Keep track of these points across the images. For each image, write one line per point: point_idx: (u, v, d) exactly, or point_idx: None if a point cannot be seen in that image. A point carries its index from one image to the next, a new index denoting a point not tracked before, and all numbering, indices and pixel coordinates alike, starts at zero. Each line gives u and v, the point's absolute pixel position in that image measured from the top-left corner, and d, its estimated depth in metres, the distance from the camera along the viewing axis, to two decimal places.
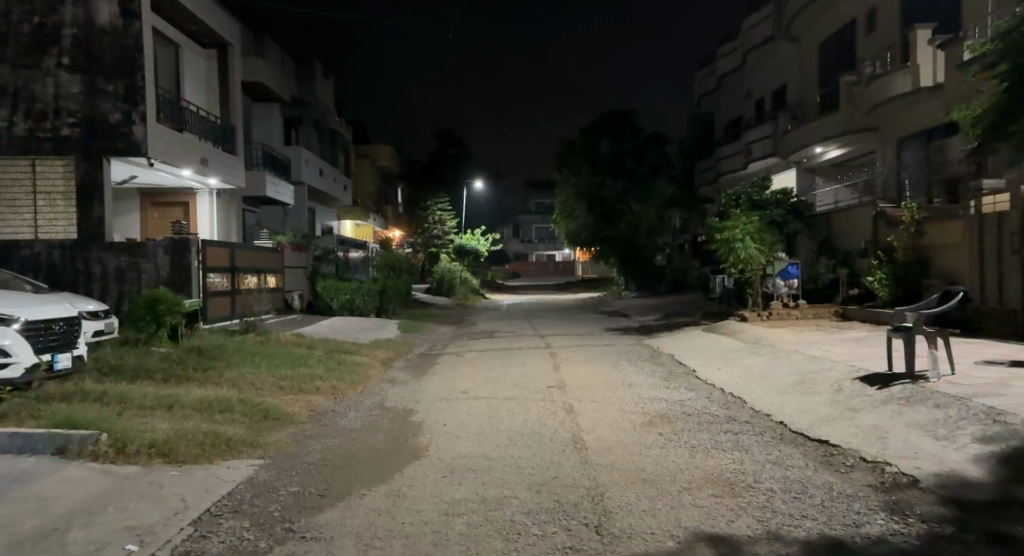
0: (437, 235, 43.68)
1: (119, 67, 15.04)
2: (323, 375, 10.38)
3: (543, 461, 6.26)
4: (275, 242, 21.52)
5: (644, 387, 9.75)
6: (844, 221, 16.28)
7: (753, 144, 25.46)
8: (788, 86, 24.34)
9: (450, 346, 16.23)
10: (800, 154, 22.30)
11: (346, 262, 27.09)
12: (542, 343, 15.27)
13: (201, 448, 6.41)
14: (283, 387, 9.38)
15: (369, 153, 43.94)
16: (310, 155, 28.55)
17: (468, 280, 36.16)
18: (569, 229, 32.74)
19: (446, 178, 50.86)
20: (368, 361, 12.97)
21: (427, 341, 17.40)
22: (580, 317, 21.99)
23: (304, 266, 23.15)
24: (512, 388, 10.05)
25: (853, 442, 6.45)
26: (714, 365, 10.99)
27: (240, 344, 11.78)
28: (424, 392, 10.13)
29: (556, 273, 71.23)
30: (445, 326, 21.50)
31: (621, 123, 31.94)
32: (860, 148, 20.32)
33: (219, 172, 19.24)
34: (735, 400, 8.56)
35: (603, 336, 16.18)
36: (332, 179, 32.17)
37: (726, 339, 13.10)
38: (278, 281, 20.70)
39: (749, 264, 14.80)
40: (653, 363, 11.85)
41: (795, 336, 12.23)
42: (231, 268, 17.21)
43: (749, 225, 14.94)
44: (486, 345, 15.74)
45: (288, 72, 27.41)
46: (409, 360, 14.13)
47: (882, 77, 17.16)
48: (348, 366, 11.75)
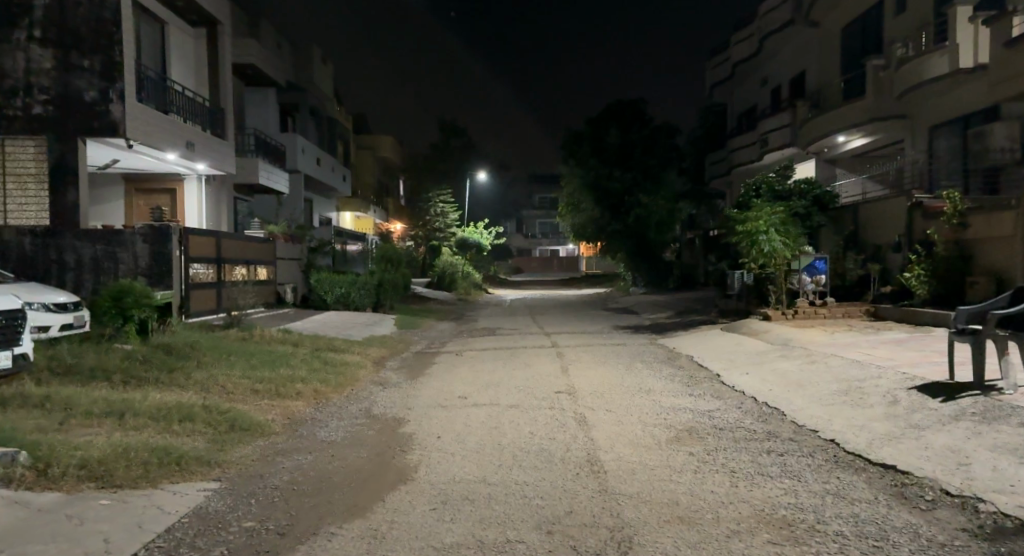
0: (439, 228, 42.64)
1: (95, 40, 13.95)
2: (306, 377, 9.33)
3: (553, 490, 5.17)
4: (267, 232, 20.45)
5: (664, 394, 8.69)
6: (873, 214, 15.15)
7: (770, 134, 24.30)
8: (807, 73, 23.18)
9: (449, 344, 15.17)
10: (821, 144, 21.15)
11: (343, 254, 26.04)
12: (548, 343, 14.18)
13: (145, 469, 5.32)
14: (258, 391, 8.31)
15: (370, 144, 42.87)
16: (307, 143, 27.54)
17: (469, 275, 35.09)
18: (575, 223, 31.63)
19: (449, 171, 49.77)
20: (359, 361, 11.90)
21: (425, 338, 16.33)
22: (587, 314, 20.89)
23: (297, 257, 22.13)
24: (516, 394, 8.96)
25: (927, 468, 5.36)
26: (740, 370, 9.92)
27: (218, 341, 10.72)
28: (419, 398, 9.08)
29: (560, 268, 70.02)
30: (446, 322, 20.40)
31: (629, 112, 30.79)
32: (886, 136, 19.14)
33: (206, 157, 18.17)
34: (771, 412, 7.48)
35: (613, 335, 15.08)
36: (330, 170, 31.14)
37: (750, 341, 12.00)
38: (270, 273, 19.68)
39: (773, 258, 13.69)
40: (671, 366, 10.77)
41: (827, 338, 11.12)
42: (217, 258, 16.20)
43: (774, 217, 13.83)
44: (488, 344, 14.69)
45: (285, 56, 26.35)
46: (404, 360, 13.06)
47: (915, 60, 16.00)
48: (335, 366, 10.71)
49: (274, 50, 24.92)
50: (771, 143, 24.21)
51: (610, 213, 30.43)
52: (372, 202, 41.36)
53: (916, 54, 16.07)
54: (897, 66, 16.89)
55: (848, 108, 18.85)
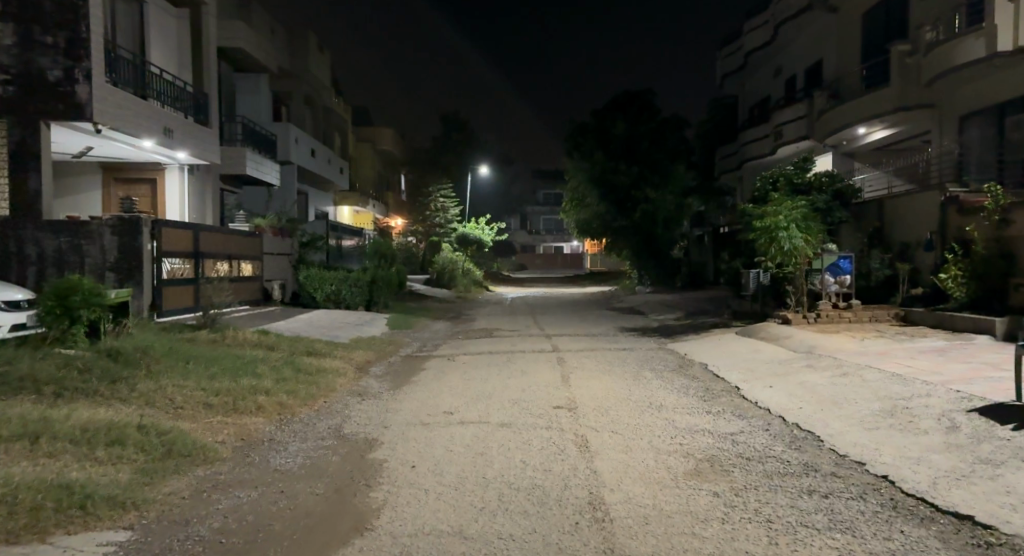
0: (439, 223, 41.81)
1: (59, 15, 12.90)
2: (271, 388, 8.27)
3: (546, 550, 4.07)
4: (253, 225, 19.38)
5: (677, 411, 7.59)
6: (900, 209, 13.96)
7: (784, 125, 23.12)
8: (825, 61, 22.03)
9: (442, 347, 14.09)
10: (840, 136, 19.99)
11: (336, 250, 24.95)
12: (549, 347, 13.06)
13: (35, 516, 4.26)
14: (211, 406, 7.26)
15: (370, 136, 41.81)
16: (301, 134, 26.51)
17: (470, 272, 33.98)
18: (578, 218, 30.48)
19: (451, 165, 48.67)
20: (339, 367, 10.79)
21: (418, 340, 15.24)
22: (591, 314, 19.76)
23: (287, 252, 21.07)
24: (509, 409, 7.85)
25: (1016, 521, 4.26)
26: (761, 382, 8.79)
27: (179, 345, 9.67)
28: (399, 412, 7.99)
29: (565, 266, 68.78)
30: (441, 322, 19.28)
31: (636, 104, 29.66)
32: (912, 127, 17.97)
33: (185, 145, 17.13)
34: (805, 438, 6.37)
35: (619, 339, 13.97)
36: (326, 162, 30.07)
37: (769, 348, 10.87)
38: (256, 269, 18.65)
39: (793, 256, 12.53)
40: (685, 376, 9.67)
41: (858, 346, 9.99)
42: (195, 253, 15.16)
43: (795, 211, 12.71)
44: (484, 346, 13.60)
45: (278, 42, 25.32)
46: (391, 365, 11.94)
47: (947, 44, 14.83)
48: (311, 373, 9.63)
49: (265, 36, 23.89)
50: (784, 136, 23.07)
51: (616, 208, 29.27)
52: (372, 196, 40.28)
53: (947, 37, 14.92)
54: (925, 51, 15.76)
55: (871, 97, 17.69)
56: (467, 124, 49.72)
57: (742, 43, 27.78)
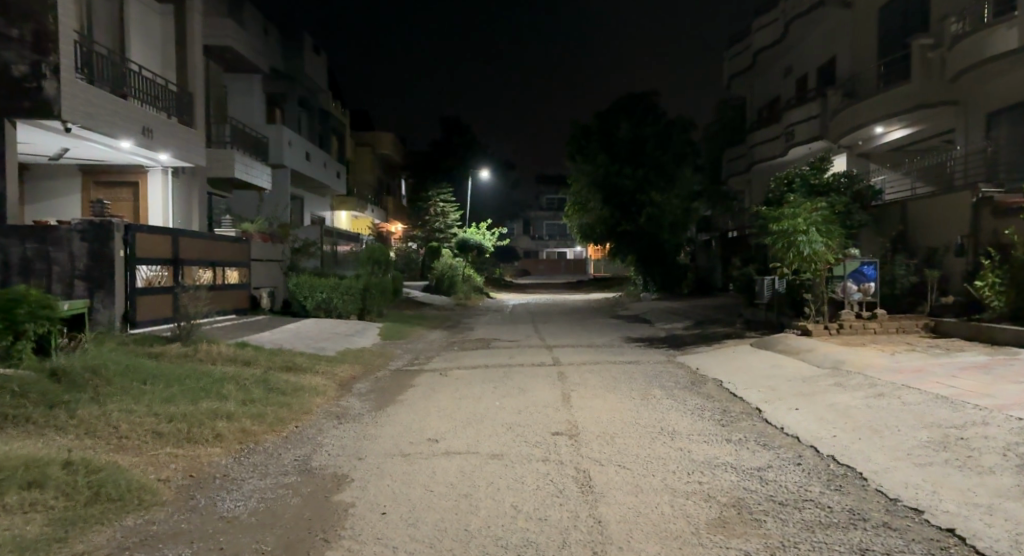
0: (439, 228, 41.43)
1: (25, 6, 12.02)
2: (236, 412, 7.37)
3: None
4: (241, 230, 18.52)
5: (693, 439, 6.66)
6: (926, 212, 13.00)
7: (796, 125, 22.19)
8: (838, 59, 21.14)
9: (436, 359, 13.19)
10: (855, 136, 19.07)
11: (330, 256, 24.09)
12: (549, 360, 12.14)
13: None
14: (161, 436, 6.39)
15: (369, 140, 41.04)
16: (295, 136, 25.67)
17: (470, 278, 33.14)
18: (581, 223, 29.58)
19: (451, 169, 47.88)
20: (321, 384, 9.91)
21: (410, 352, 14.33)
22: (595, 323, 18.82)
23: (278, 259, 20.25)
24: (501, 437, 6.93)
25: None
26: (786, 403, 7.86)
27: (141, 363, 8.81)
28: (378, 440, 7.09)
29: (568, 272, 67.96)
30: (437, 331, 18.39)
31: (641, 105, 28.80)
32: (933, 125, 17.05)
33: (168, 146, 16.34)
34: (845, 476, 5.43)
35: (625, 351, 13.02)
36: (322, 166, 29.24)
37: (790, 362, 9.94)
38: (243, 276, 17.82)
39: (813, 263, 11.61)
40: (698, 396, 8.74)
41: (890, 361, 9.04)
42: (174, 260, 14.37)
43: (814, 214, 11.81)
44: (480, 359, 12.69)
45: (271, 41, 24.55)
46: (378, 380, 11.07)
47: (974, 35, 13.94)
48: (285, 392, 8.73)
49: (257, 35, 23.13)
50: (796, 137, 22.16)
51: (620, 212, 28.36)
52: (371, 201, 39.45)
53: (974, 29, 14.02)
54: (950, 44, 14.85)
55: (889, 94, 16.79)
56: (468, 127, 48.96)
57: (750, 42, 26.90)
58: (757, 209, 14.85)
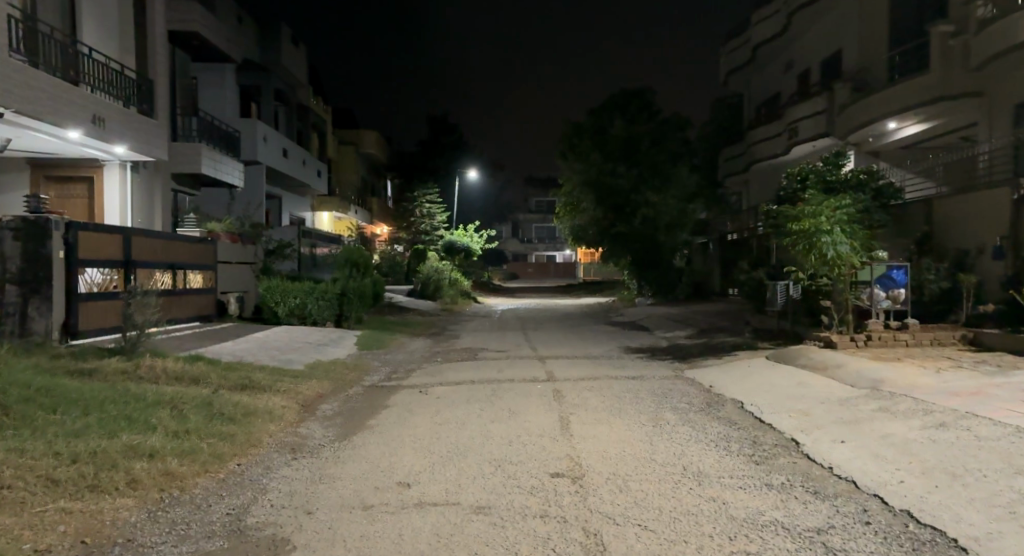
0: (426, 229, 40.57)
1: None
2: (161, 449, 6.00)
3: None
4: (206, 230, 17.10)
5: (724, 486, 5.36)
6: (956, 211, 11.79)
7: (800, 122, 21.03)
8: (845, 51, 20.03)
9: (417, 373, 11.82)
10: (866, 132, 17.92)
11: (308, 258, 22.67)
12: (542, 376, 10.84)
13: None
14: (56, 485, 5.04)
15: (353, 139, 39.66)
16: (270, 131, 24.22)
17: (456, 282, 31.81)
18: (573, 224, 28.35)
19: (439, 169, 46.53)
20: (280, 405, 8.59)
21: (387, 364, 12.96)
22: (589, 332, 17.52)
23: (249, 261, 18.86)
24: (485, 480, 5.62)
25: None
26: (827, 435, 6.57)
27: (59, 383, 7.44)
28: (336, 484, 5.76)
29: (558, 275, 66.87)
30: (420, 340, 17.04)
31: (635, 102, 27.66)
32: (951, 119, 15.98)
33: (122, 136, 14.94)
34: (934, 545, 4.13)
35: (626, 364, 11.75)
36: (301, 164, 27.79)
37: (819, 382, 8.67)
38: (207, 280, 16.43)
39: (836, 265, 10.37)
40: (719, 422, 7.45)
41: (938, 381, 7.79)
42: (126, 262, 13.01)
43: (839, 211, 10.59)
44: (465, 374, 11.34)
45: (245, 31, 23.16)
46: (348, 399, 9.72)
47: (1004, 19, 12.87)
48: (231, 420, 7.37)
49: (229, 23, 21.71)
50: (799, 133, 21.02)
51: (614, 213, 27.12)
52: (354, 201, 38.02)
53: (1004, 13, 12.92)
54: (976, 30, 13.85)
55: (906, 86, 15.68)
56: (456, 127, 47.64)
57: (750, 36, 25.79)
58: (767, 209, 13.61)
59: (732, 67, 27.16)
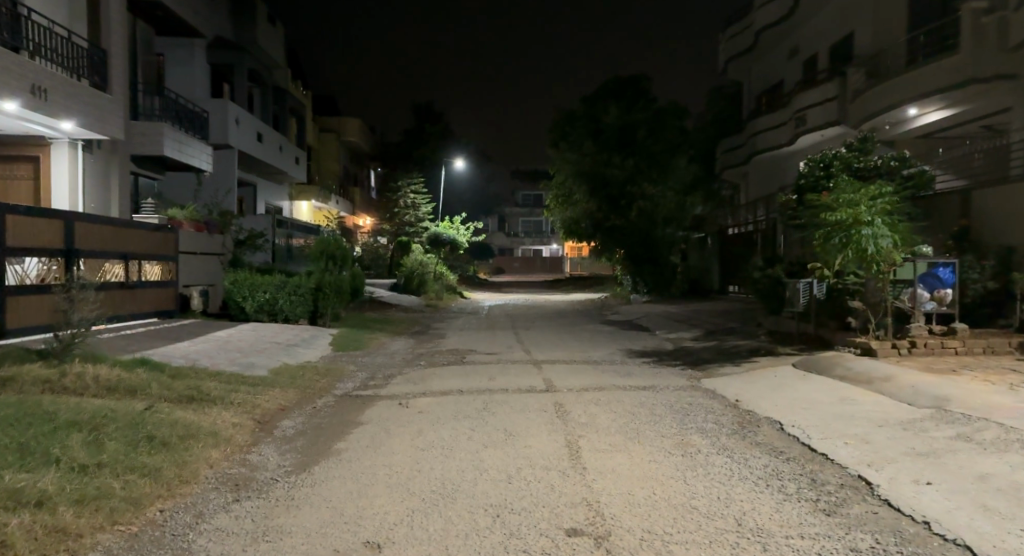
0: (410, 221, 39.48)
1: None
2: (54, 495, 4.58)
3: None
4: (166, 217, 15.59)
5: (796, 551, 4.03)
6: (1002, 202, 10.55)
7: (807, 109, 19.80)
8: (857, 35, 18.88)
9: (397, 380, 10.42)
10: (883, 119, 16.71)
11: (282, 250, 21.19)
12: (540, 385, 9.49)
13: None
14: None
15: (335, 126, 38.04)
16: (243, 113, 22.62)
17: (441, 276, 30.35)
18: (565, 217, 27.03)
19: (424, 159, 45.03)
20: (230, 425, 7.18)
21: (365, 368, 11.54)
22: (586, 331, 16.23)
23: (217, 252, 17.35)
24: (482, 538, 4.29)
25: None
26: (902, 470, 5.29)
27: None
28: (284, 541, 4.40)
29: (544, 270, 65.68)
30: (402, 339, 15.66)
31: (632, 89, 26.49)
32: (977, 104, 14.79)
33: (69, 111, 13.39)
34: None
35: (633, 371, 10.45)
36: (277, 150, 26.17)
37: (867, 398, 7.42)
38: (165, 273, 14.93)
39: (876, 262, 9.13)
40: (762, 452, 6.12)
41: (1016, 402, 6.54)
42: (66, 251, 11.48)
43: (879, 201, 9.33)
44: (452, 382, 9.94)
45: (216, 5, 21.52)
46: (316, 412, 8.35)
47: None
48: (162, 447, 5.94)
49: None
50: (806, 123, 19.79)
51: (608, 205, 25.75)
52: (335, 191, 36.45)
53: None
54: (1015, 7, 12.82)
55: (934, 67, 14.62)
56: (442, 115, 46.09)
57: (752, 21, 24.61)
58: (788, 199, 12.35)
59: (732, 53, 25.90)
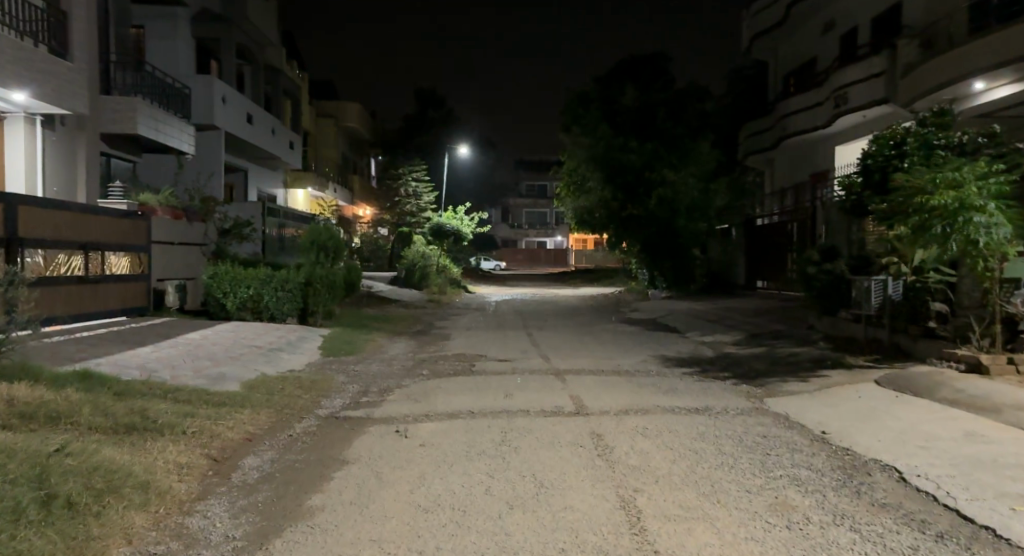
0: (412, 210, 38.01)
1: None
2: None
3: None
4: (139, 203, 13.92)
5: None
6: None
7: (849, 87, 17.99)
8: (908, 4, 17.11)
9: (395, 396, 8.67)
10: (943, 96, 14.98)
11: (273, 241, 19.47)
12: (568, 405, 7.82)
13: None
14: None
15: (333, 111, 36.25)
16: (231, 91, 20.84)
17: (444, 269, 28.69)
18: (577, 206, 25.24)
19: (426, 146, 43.36)
20: (171, 468, 5.46)
21: (358, 378, 9.93)
22: (606, 332, 14.55)
23: (196, 242, 15.66)
24: None
25: None
26: None
27: None
28: None
29: (548, 263, 64.22)
30: (402, 340, 14.05)
31: (650, 69, 24.98)
32: None
33: (21, 80, 11.67)
34: None
35: (677, 386, 8.72)
36: (269, 134, 24.42)
37: (1007, 434, 5.72)
38: (134, 265, 13.24)
39: (987, 255, 7.46)
40: (897, 523, 4.38)
41: None
42: (7, 239, 9.78)
43: (989, 181, 7.60)
44: (460, 400, 8.22)
45: None
46: (293, 442, 6.69)
47: None
48: (57, 516, 4.19)
49: None
50: (847, 101, 18.07)
51: (624, 194, 23.90)
52: (333, 179, 34.76)
53: None
54: None
55: (1011, 34, 12.94)
56: (444, 101, 44.35)
57: None
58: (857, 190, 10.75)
59: (759, 30, 24.10)
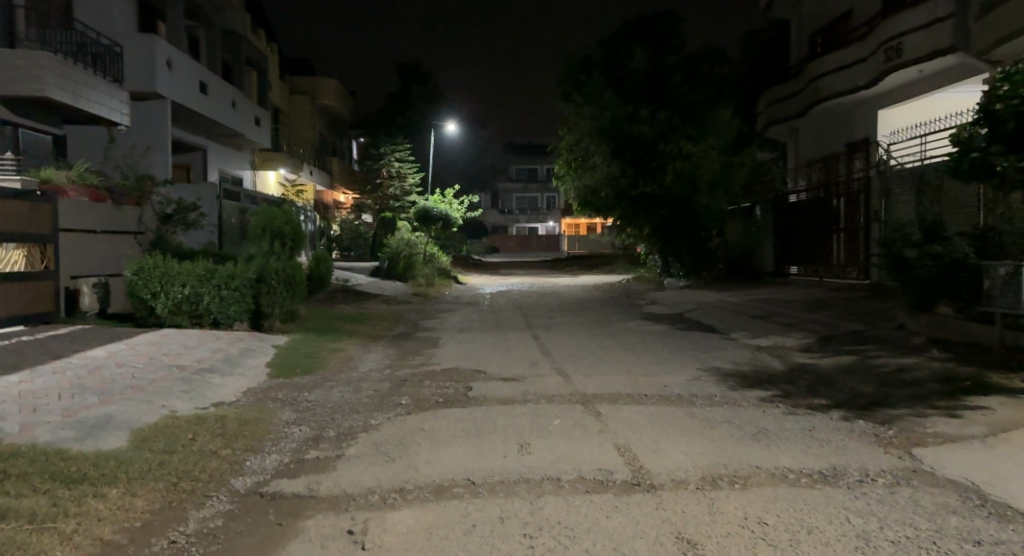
0: (396, 193, 35.12)
1: None
2: None
3: None
4: (42, 180, 11.02)
5: None
6: None
7: (905, 36, 15.22)
8: None
9: (358, 449, 5.88)
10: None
11: (231, 229, 16.51)
12: (618, 467, 5.07)
13: None
14: None
15: (307, 87, 33.11)
16: (178, 54, 17.78)
17: (432, 257, 25.82)
18: (580, 185, 22.44)
19: (410, 126, 40.37)
20: None
21: (311, 411, 7.20)
22: (631, 332, 11.84)
23: (124, 230, 12.75)
24: None
25: None
26: None
27: None
28: None
29: (540, 249, 61.66)
30: (377, 347, 11.34)
31: (661, 28, 22.16)
32: None
33: None
34: None
35: (770, 428, 5.97)
36: (229, 106, 21.38)
37: None
38: (34, 260, 10.39)
39: None
40: None
41: None
42: None
43: None
44: (454, 457, 5.50)
45: None
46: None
47: None
48: None
49: None
50: (900, 55, 15.33)
51: (635, 169, 21.08)
52: (309, 160, 31.77)
53: None
54: None
55: None
56: (429, 77, 41.31)
57: None
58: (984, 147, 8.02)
59: None
